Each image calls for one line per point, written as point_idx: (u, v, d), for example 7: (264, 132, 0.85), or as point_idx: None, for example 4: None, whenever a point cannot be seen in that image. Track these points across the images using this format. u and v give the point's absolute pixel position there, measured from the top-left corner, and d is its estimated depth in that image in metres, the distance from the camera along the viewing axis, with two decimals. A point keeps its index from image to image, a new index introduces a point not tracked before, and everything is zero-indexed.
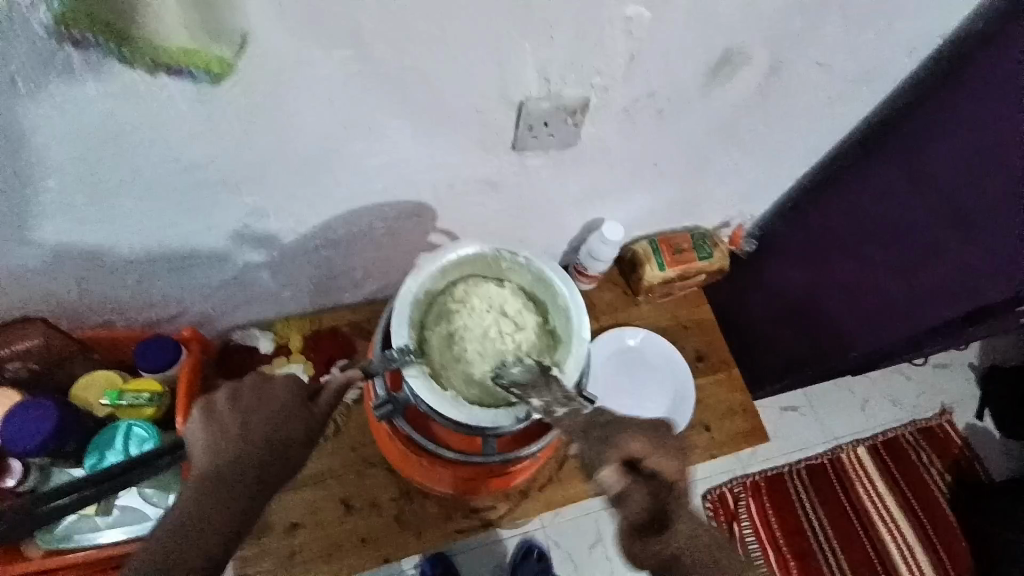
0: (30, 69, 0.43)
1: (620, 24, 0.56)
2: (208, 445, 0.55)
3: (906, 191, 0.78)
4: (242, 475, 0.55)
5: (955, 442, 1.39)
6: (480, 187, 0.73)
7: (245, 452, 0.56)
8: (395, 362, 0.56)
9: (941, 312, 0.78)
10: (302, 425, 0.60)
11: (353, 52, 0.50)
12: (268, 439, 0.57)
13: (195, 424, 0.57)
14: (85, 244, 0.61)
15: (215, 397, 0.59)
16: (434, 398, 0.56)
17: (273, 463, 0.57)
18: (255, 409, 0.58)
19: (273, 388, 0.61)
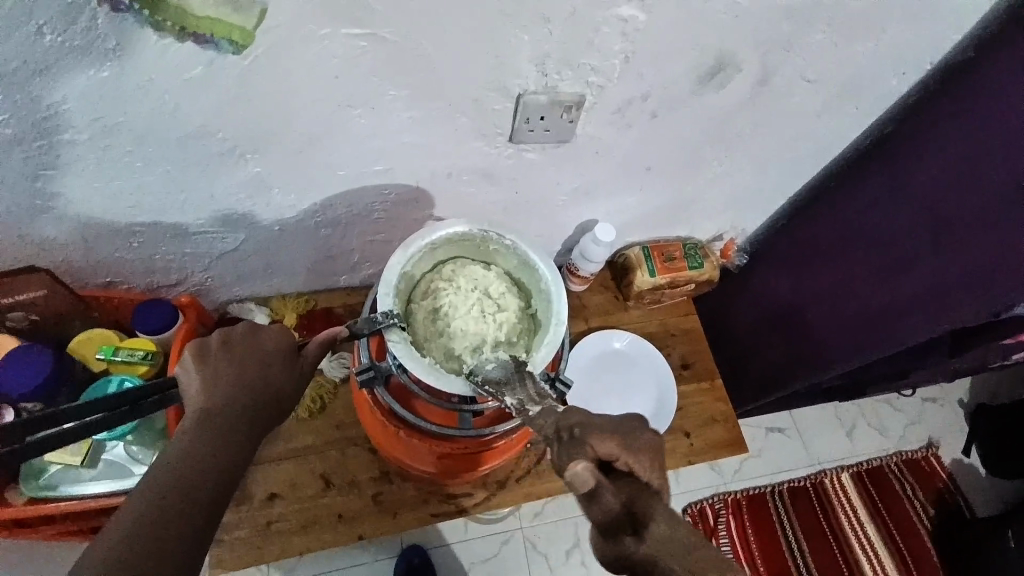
0: (56, 23, 0.44)
1: (616, 25, 0.57)
2: (200, 388, 0.48)
3: (890, 202, 0.82)
4: (237, 422, 0.48)
5: (940, 476, 1.41)
6: (477, 179, 0.75)
7: (241, 399, 0.49)
8: (378, 325, 0.54)
9: (919, 327, 0.80)
10: (296, 377, 0.54)
11: (363, 31, 0.51)
12: (264, 388, 0.51)
13: (184, 366, 0.50)
14: (94, 203, 0.63)
15: (203, 341, 0.52)
16: (411, 364, 0.54)
17: (267, 414, 0.51)
18: (251, 355, 0.52)
19: (266, 337, 0.55)
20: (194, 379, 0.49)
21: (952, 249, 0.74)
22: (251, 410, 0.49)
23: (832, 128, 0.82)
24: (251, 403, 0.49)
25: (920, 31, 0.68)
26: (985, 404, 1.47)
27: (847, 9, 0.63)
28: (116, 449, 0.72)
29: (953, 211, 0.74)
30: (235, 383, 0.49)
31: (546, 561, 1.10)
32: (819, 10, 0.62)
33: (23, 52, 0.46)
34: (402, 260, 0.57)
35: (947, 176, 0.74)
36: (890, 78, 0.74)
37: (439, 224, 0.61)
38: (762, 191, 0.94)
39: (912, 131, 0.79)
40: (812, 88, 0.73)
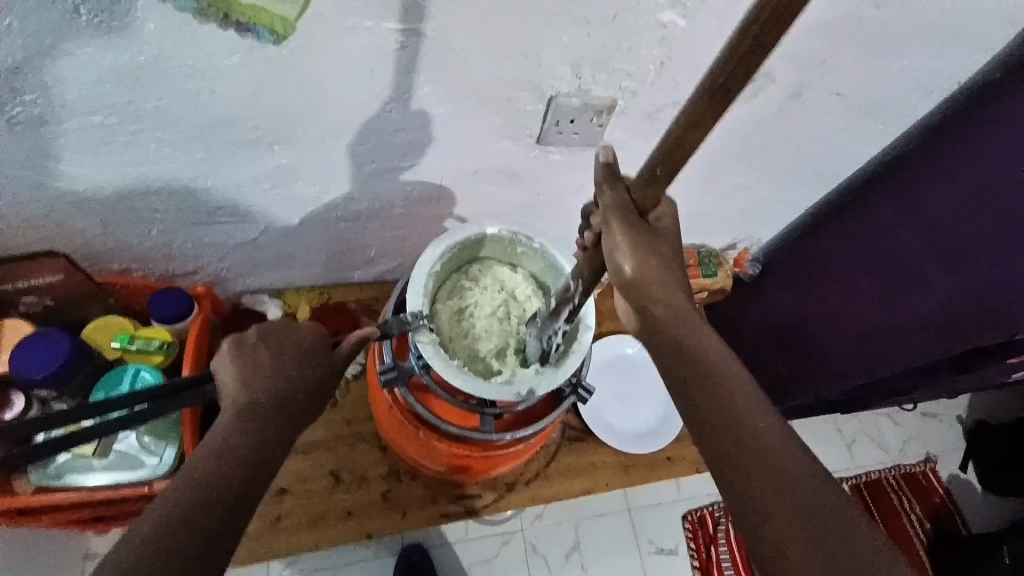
0: (96, 2, 0.43)
1: (655, 31, 0.56)
2: (237, 380, 0.48)
3: (896, 220, 0.81)
4: (273, 414, 0.47)
5: (937, 490, 1.42)
6: (500, 179, 0.75)
7: (276, 391, 0.48)
8: (408, 326, 0.54)
9: (925, 348, 0.77)
10: (329, 372, 0.53)
11: (401, 26, 0.51)
12: (300, 382, 0.50)
13: (221, 358, 0.50)
14: (118, 186, 0.62)
15: (240, 334, 0.51)
16: (440, 363, 0.54)
17: (302, 407, 0.50)
18: (286, 349, 0.51)
19: (301, 331, 0.54)
20: (230, 371, 0.48)
21: (964, 270, 0.72)
22: (287, 402, 0.48)
23: (856, 142, 0.82)
24: (286, 395, 0.49)
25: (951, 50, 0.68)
26: (983, 421, 1.48)
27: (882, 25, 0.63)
28: (127, 439, 0.71)
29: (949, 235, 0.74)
30: (270, 376, 0.49)
31: (545, 563, 1.09)
32: (853, 27, 0.62)
33: (59, 31, 0.45)
34: (432, 260, 0.58)
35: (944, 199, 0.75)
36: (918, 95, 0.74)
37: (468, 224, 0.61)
38: (780, 202, 0.94)
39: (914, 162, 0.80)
40: (840, 102, 0.73)
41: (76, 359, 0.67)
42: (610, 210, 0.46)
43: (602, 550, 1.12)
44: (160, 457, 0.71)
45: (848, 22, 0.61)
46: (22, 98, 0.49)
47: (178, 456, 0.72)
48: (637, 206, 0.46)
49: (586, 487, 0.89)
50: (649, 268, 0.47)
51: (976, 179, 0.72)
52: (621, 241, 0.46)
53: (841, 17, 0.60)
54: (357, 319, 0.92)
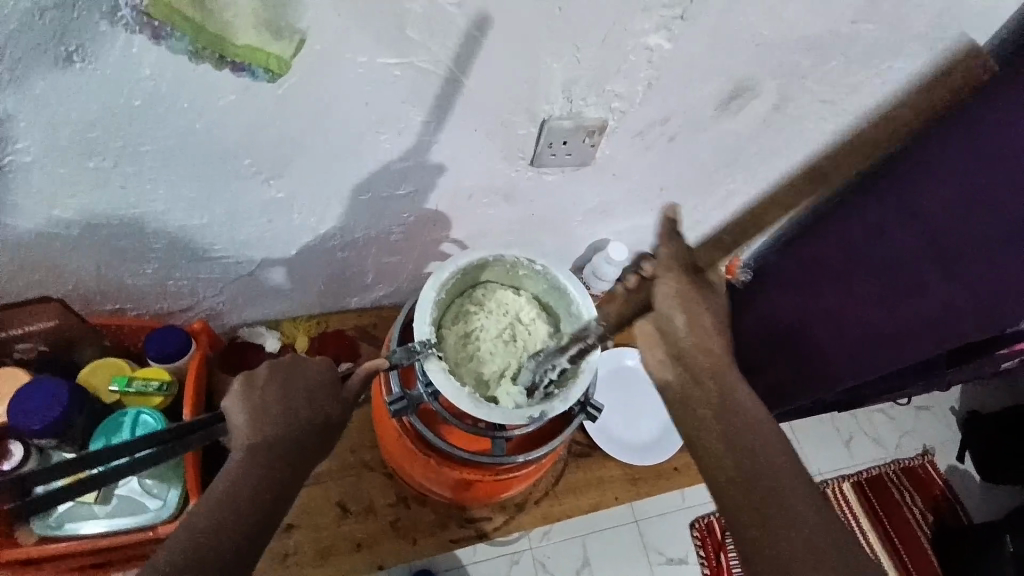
0: (91, 48, 0.43)
1: (643, 53, 0.58)
2: (247, 423, 0.47)
3: (895, 220, 0.80)
4: (284, 457, 0.47)
5: (936, 483, 1.43)
6: (496, 202, 0.75)
7: (287, 433, 0.48)
8: (417, 355, 0.54)
9: (925, 347, 0.80)
10: (340, 408, 0.52)
11: (398, 59, 0.51)
12: (311, 421, 0.50)
13: (230, 398, 0.48)
14: (112, 228, 0.61)
15: (249, 371, 0.50)
16: (451, 390, 0.54)
17: (312, 446, 0.50)
18: (297, 387, 0.50)
19: (311, 366, 0.52)
20: (240, 414, 0.47)
21: (963, 273, 0.74)
22: (297, 443, 0.48)
23: (840, 149, 0.84)
24: (297, 436, 0.48)
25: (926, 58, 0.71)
26: (976, 411, 1.50)
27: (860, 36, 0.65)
28: (128, 483, 0.69)
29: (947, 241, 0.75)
30: (281, 418, 0.48)
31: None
32: (832, 40, 0.64)
33: (53, 79, 0.45)
34: (437, 286, 0.58)
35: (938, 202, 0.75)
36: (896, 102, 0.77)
37: (470, 249, 0.61)
38: (770, 210, 0.96)
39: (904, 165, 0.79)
40: (823, 112, 0.75)
41: (73, 405, 0.66)
42: (670, 260, 0.52)
43: (612, 563, 1.11)
44: (163, 500, 0.70)
45: (829, 34, 0.63)
46: (14, 145, 0.49)
47: (182, 498, 0.70)
48: (693, 264, 0.53)
49: (596, 502, 0.88)
50: (692, 322, 0.50)
51: (970, 184, 0.72)
52: (673, 287, 0.51)
53: (820, 31, 0.62)
54: (357, 346, 0.91)
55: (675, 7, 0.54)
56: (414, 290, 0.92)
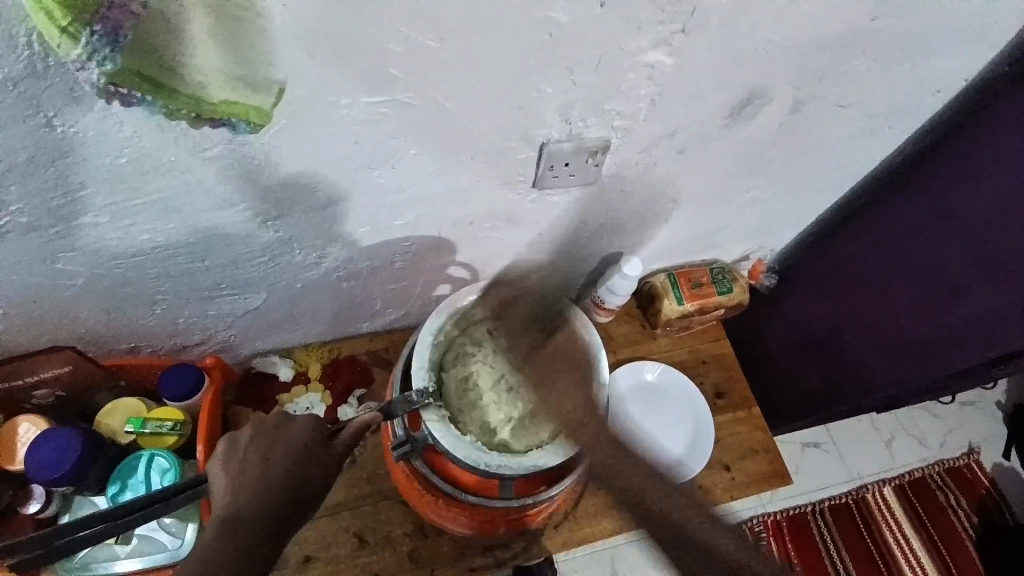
0: (66, 113, 0.42)
1: (643, 70, 0.55)
2: (226, 486, 0.50)
3: (931, 226, 0.79)
4: (258, 526, 0.49)
5: (981, 482, 1.35)
6: (500, 225, 0.73)
7: (263, 498, 0.50)
8: (416, 405, 0.59)
9: (971, 358, 0.79)
10: (323, 468, 0.55)
11: (385, 97, 0.50)
12: (289, 484, 0.52)
13: (217, 461, 0.52)
14: (114, 277, 0.61)
15: (234, 435, 0.54)
16: (450, 440, 0.59)
17: (290, 511, 0.52)
18: (280, 446, 0.54)
19: (295, 426, 0.56)
20: (222, 476, 0.51)
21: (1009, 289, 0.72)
22: (274, 507, 0.50)
23: (864, 148, 0.79)
24: (273, 502, 0.51)
25: (953, 50, 0.66)
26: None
27: (878, 35, 0.60)
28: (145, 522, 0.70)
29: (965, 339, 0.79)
30: (260, 479, 0.51)
31: None
32: (846, 39, 0.59)
33: (34, 143, 0.44)
34: (434, 330, 0.65)
35: (929, 219, 0.79)
36: (926, 96, 0.71)
37: (470, 290, 0.67)
38: (792, 212, 0.91)
39: (958, 152, 0.75)
40: (843, 113, 0.70)
41: (88, 452, 0.67)
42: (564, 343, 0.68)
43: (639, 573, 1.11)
44: (182, 539, 0.70)
45: (844, 34, 0.58)
46: (7, 209, 0.49)
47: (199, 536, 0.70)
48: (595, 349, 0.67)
49: (619, 526, 0.84)
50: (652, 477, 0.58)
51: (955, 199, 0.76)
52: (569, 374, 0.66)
53: (833, 32, 0.58)
54: (370, 372, 0.89)
55: (675, 22, 0.50)
56: (424, 312, 0.90)
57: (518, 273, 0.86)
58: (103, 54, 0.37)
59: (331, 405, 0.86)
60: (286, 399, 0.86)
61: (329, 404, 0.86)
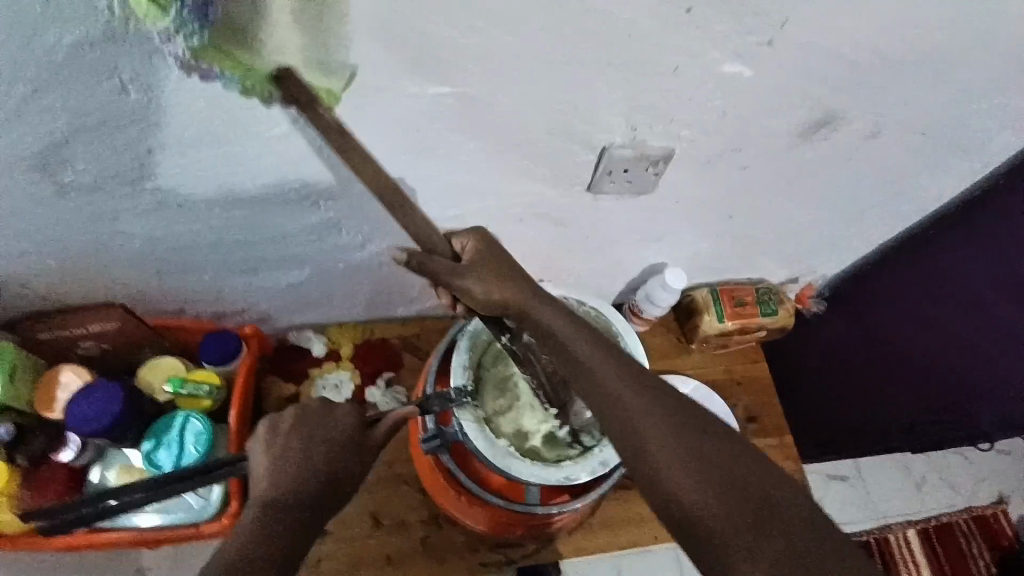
0: (141, 80, 0.43)
1: (719, 82, 0.52)
2: (267, 470, 0.50)
3: None
4: (298, 511, 0.48)
5: (1010, 533, 1.29)
6: (547, 226, 0.71)
7: (302, 484, 0.50)
8: (451, 402, 0.60)
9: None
10: (361, 460, 0.55)
11: (450, 89, 0.49)
12: (327, 472, 0.52)
13: (257, 442, 0.53)
14: (169, 242, 0.63)
15: (277, 417, 0.54)
16: (482, 442, 0.59)
17: (328, 498, 0.51)
18: (318, 436, 0.54)
19: (336, 415, 0.56)
20: (263, 458, 0.51)
21: None
22: (313, 492, 0.50)
23: (939, 180, 0.74)
24: (310, 490, 0.50)
25: None
26: None
27: (976, 65, 0.56)
28: None
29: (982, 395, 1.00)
30: (299, 463, 0.51)
31: None
32: (940, 68, 0.55)
33: (104, 108, 0.45)
34: (475, 330, 0.65)
35: None
36: (1012, 133, 0.67)
37: None
38: (851, 239, 0.86)
39: None
40: (924, 143, 0.66)
41: (126, 407, 0.69)
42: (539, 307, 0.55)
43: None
44: (207, 500, 0.72)
45: (940, 63, 0.55)
46: (73, 167, 0.50)
47: (225, 497, 0.72)
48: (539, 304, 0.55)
49: (634, 541, 0.83)
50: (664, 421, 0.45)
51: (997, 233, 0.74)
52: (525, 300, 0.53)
53: (925, 59, 0.54)
54: (400, 357, 0.89)
55: (761, 33, 0.48)
56: None
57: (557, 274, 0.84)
58: (190, 28, 0.37)
59: (359, 385, 0.87)
60: (316, 375, 0.87)
61: (357, 384, 0.87)
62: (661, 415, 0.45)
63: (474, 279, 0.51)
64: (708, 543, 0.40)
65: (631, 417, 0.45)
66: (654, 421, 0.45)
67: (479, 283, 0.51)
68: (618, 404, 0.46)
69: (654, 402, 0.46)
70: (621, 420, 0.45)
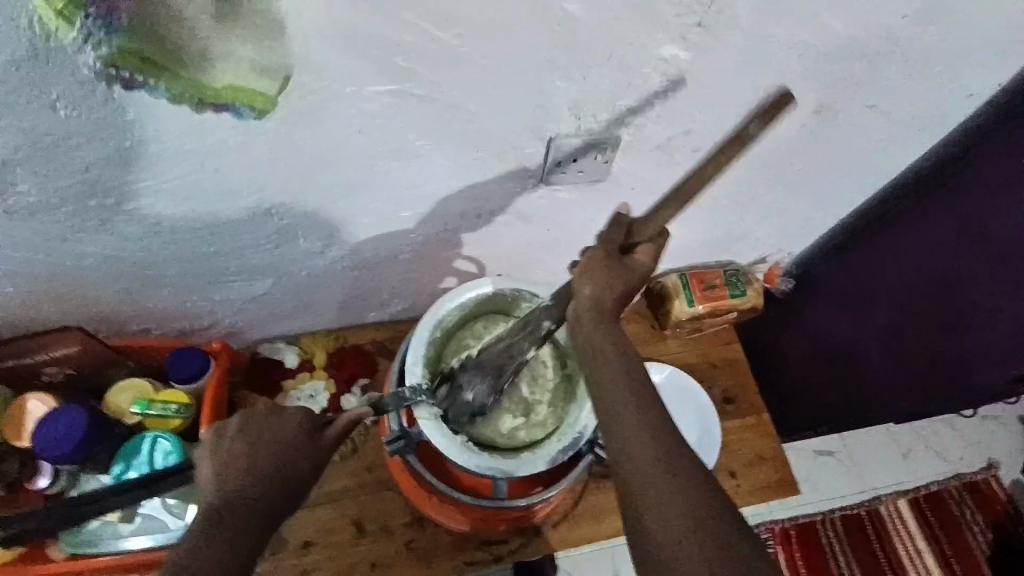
0: (70, 96, 0.42)
1: (657, 65, 0.53)
2: (213, 481, 0.51)
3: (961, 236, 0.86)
4: (242, 518, 0.49)
5: (998, 498, 1.30)
6: (511, 220, 0.72)
7: (248, 491, 0.50)
8: (406, 401, 0.60)
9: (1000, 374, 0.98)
10: (313, 459, 0.55)
11: (391, 87, 0.49)
12: (274, 476, 0.52)
13: (202, 452, 0.53)
14: (122, 259, 0.62)
15: (222, 425, 0.55)
16: (442, 440, 0.59)
17: (275, 500, 0.52)
18: (263, 441, 0.54)
19: (283, 418, 0.56)
20: (210, 467, 0.52)
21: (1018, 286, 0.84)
22: (262, 497, 0.51)
23: (891, 152, 0.76)
24: (258, 497, 0.51)
25: (995, 61, 0.63)
26: None
27: (914, 35, 0.57)
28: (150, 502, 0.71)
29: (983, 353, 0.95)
30: (245, 469, 0.52)
31: None
32: (877, 39, 0.56)
33: (39, 125, 0.44)
34: (430, 326, 0.65)
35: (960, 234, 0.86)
36: (958, 101, 0.68)
37: (471, 284, 0.67)
38: (813, 215, 0.88)
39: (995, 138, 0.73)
40: (873, 115, 0.67)
41: (94, 431, 0.68)
42: (601, 266, 0.53)
43: None
44: (184, 521, 0.71)
45: (875, 34, 0.56)
46: (16, 189, 0.50)
47: None
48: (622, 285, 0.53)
49: (618, 528, 0.83)
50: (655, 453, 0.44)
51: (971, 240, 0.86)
52: (611, 286, 0.53)
53: (868, 31, 0.55)
54: (374, 363, 0.89)
55: (693, 15, 0.49)
56: (431, 305, 0.89)
57: (526, 269, 0.85)
58: (98, 38, 0.39)
59: (334, 393, 0.86)
60: (290, 386, 0.86)
61: (333, 394, 0.87)
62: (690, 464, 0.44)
63: (590, 281, 0.53)
64: (656, 556, 0.41)
65: (655, 448, 0.44)
66: (678, 461, 0.44)
67: (591, 282, 0.53)
68: (638, 404, 0.46)
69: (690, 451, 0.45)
70: (630, 428, 0.45)
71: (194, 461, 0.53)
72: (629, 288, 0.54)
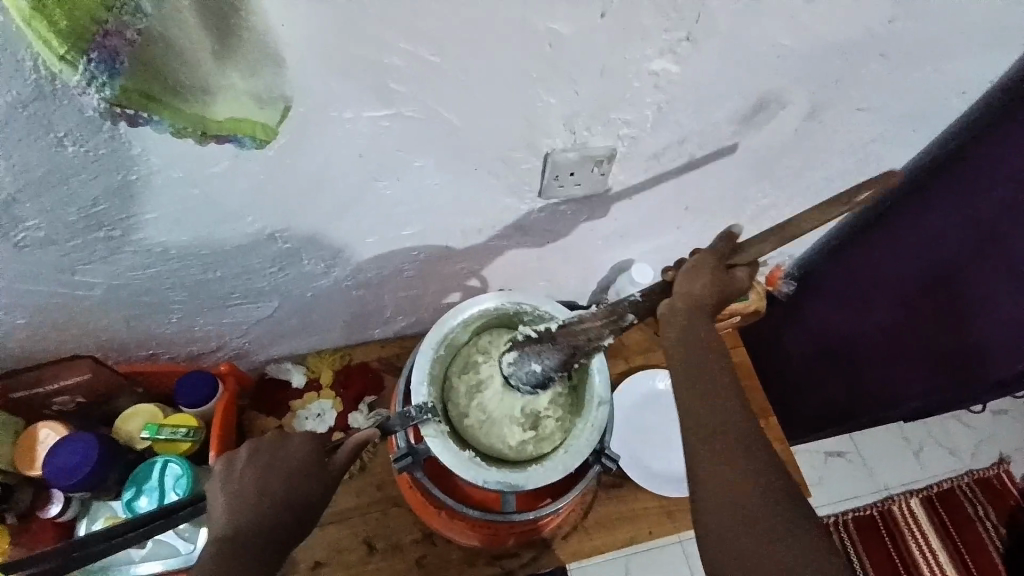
0: (75, 133, 0.44)
1: (647, 78, 0.53)
2: (223, 506, 0.51)
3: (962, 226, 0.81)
4: (253, 543, 0.50)
5: (1013, 493, 1.27)
6: (511, 234, 0.73)
7: (260, 517, 0.51)
8: (413, 420, 0.60)
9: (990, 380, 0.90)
10: (321, 483, 0.56)
11: (386, 110, 0.50)
12: (286, 502, 0.53)
13: (213, 480, 0.54)
14: (130, 288, 0.63)
15: (232, 455, 0.56)
16: (450, 456, 0.59)
17: (286, 525, 0.52)
18: (273, 468, 0.55)
19: (291, 446, 0.57)
20: (221, 495, 0.52)
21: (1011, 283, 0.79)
22: (274, 522, 0.51)
23: (885, 151, 0.76)
24: (270, 522, 0.51)
25: (984, 52, 0.64)
26: None
27: (901, 36, 0.58)
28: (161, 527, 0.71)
29: (997, 351, 0.85)
30: (257, 495, 0.52)
31: None
32: (865, 42, 0.57)
33: (47, 162, 0.45)
34: (434, 342, 0.65)
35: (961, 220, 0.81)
36: (951, 97, 0.70)
37: (474, 300, 0.67)
38: None
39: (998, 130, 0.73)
40: (865, 116, 0.68)
41: (104, 458, 0.68)
42: (695, 269, 0.53)
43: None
44: (194, 544, 0.71)
45: (863, 38, 0.56)
46: (24, 224, 0.51)
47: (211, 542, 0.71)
48: (715, 298, 0.53)
49: (629, 538, 0.82)
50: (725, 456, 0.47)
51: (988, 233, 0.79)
52: (703, 290, 0.52)
53: (857, 35, 0.56)
54: (380, 380, 0.89)
55: (680, 29, 0.49)
56: (434, 320, 0.89)
57: (528, 281, 0.85)
58: (102, 80, 0.38)
59: (341, 412, 0.87)
60: (297, 405, 0.87)
61: (340, 411, 0.87)
62: (762, 474, 0.46)
63: (684, 280, 0.53)
64: (723, 550, 0.45)
65: (733, 451, 0.47)
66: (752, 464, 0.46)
67: (688, 278, 0.53)
68: (714, 401, 0.49)
69: (766, 461, 0.47)
70: (704, 426, 0.48)
71: (205, 489, 0.54)
72: (726, 297, 0.54)
